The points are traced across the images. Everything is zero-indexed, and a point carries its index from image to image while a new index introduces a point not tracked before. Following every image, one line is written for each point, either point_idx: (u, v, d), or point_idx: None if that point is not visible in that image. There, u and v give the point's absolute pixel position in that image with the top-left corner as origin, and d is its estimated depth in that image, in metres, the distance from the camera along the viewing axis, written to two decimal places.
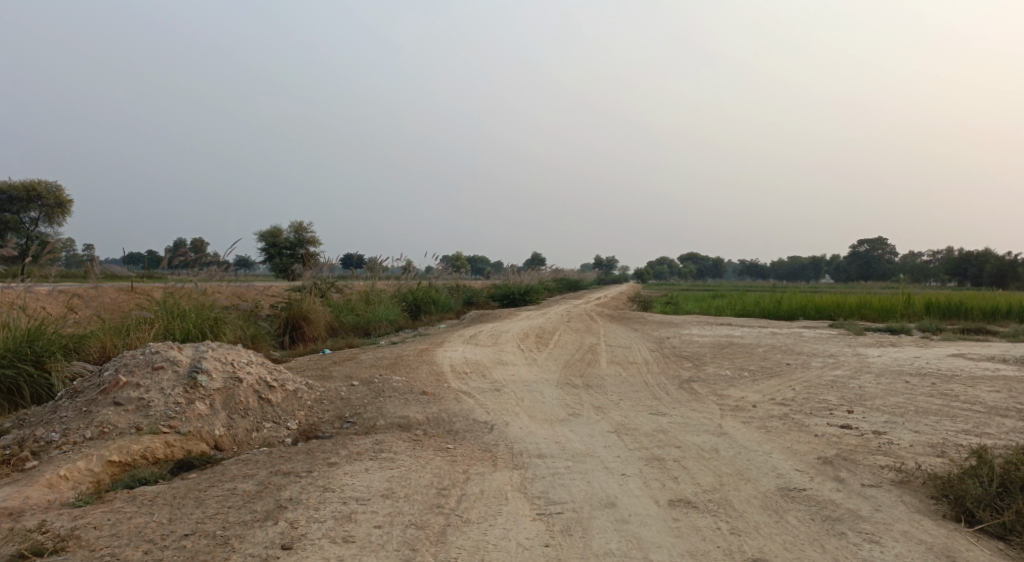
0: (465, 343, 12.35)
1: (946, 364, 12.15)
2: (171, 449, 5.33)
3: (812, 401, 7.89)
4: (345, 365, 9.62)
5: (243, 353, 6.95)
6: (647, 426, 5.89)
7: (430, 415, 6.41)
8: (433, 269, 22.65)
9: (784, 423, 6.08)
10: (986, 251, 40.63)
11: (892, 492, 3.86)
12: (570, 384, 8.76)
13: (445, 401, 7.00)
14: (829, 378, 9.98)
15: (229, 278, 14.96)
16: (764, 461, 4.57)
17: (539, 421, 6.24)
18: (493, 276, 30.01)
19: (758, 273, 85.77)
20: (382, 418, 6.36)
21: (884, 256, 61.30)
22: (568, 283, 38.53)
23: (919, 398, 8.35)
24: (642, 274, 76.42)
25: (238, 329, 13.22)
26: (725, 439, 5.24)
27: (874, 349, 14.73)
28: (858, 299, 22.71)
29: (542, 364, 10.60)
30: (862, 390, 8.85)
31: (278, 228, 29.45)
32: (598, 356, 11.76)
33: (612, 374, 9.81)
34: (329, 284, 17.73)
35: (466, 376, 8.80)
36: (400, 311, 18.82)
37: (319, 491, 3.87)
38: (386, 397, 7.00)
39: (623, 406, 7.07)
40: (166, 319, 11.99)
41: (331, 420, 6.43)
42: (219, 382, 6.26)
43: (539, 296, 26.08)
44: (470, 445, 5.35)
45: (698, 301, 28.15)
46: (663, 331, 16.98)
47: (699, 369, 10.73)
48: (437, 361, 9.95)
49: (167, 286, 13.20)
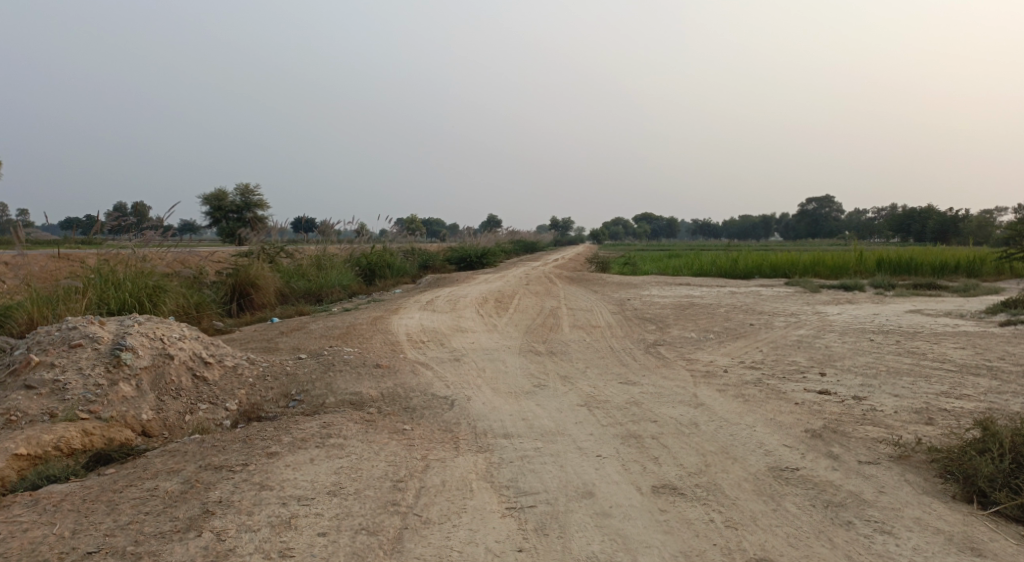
0: (422, 310, 11.79)
1: (905, 321, 12.09)
2: (89, 438, 4.74)
3: (782, 363, 7.61)
4: (293, 337, 9.00)
5: (176, 327, 6.32)
6: (618, 398, 5.49)
7: (385, 391, 5.92)
8: (386, 232, 21.90)
9: (761, 390, 5.75)
10: (929, 207, 41.53)
11: (895, 471, 3.54)
12: (533, 351, 8.32)
13: (400, 374, 6.49)
14: (794, 338, 9.74)
15: (170, 245, 13.98)
16: (749, 436, 4.20)
17: (502, 395, 5.78)
18: (448, 239, 29.34)
19: (710, 232, 86.63)
20: (332, 395, 5.84)
21: (832, 214, 62.41)
22: (524, 244, 37.97)
23: (888, 358, 8.15)
24: (597, 235, 76.56)
25: (180, 298, 12.41)
26: (704, 412, 4.86)
27: (833, 307, 14.69)
28: (812, 256, 22.76)
29: (502, 330, 10.15)
30: (830, 350, 8.63)
31: (223, 191, 28.11)
32: (560, 321, 11.35)
33: (576, 340, 9.42)
34: (278, 249, 16.93)
35: (423, 346, 8.27)
36: (354, 275, 18.11)
37: (253, 490, 3.36)
38: (335, 371, 6.46)
39: (590, 375, 6.67)
40: (100, 288, 11.13)
41: (274, 398, 5.88)
42: (147, 360, 5.67)
43: (496, 259, 25.60)
44: (429, 425, 4.87)
45: (655, 262, 27.99)
46: (623, 292, 16.68)
47: (664, 332, 10.43)
48: (392, 330, 9.41)
49: (101, 253, 12.25)
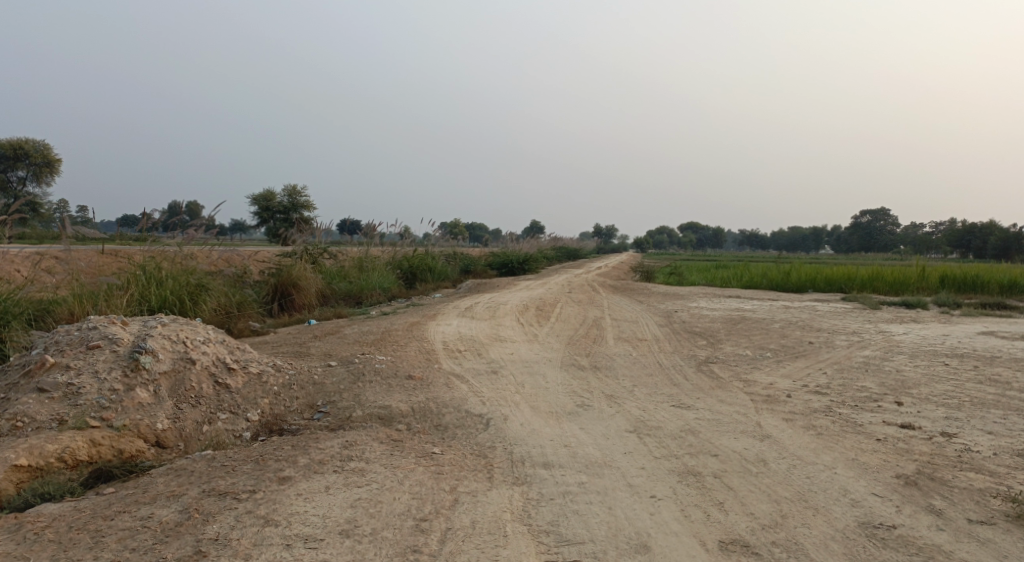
0: (460, 317, 11.35)
1: (978, 344, 11.19)
2: (97, 449, 4.41)
3: (850, 389, 6.93)
4: (326, 341, 8.63)
5: (200, 329, 5.98)
6: (671, 425, 4.93)
7: (416, 406, 5.49)
8: (429, 235, 21.59)
9: (832, 420, 5.15)
10: (991, 223, 39.68)
11: (1017, 535, 2.97)
12: (575, 365, 7.79)
13: (433, 387, 6.04)
14: (859, 360, 9.00)
15: (214, 242, 13.79)
16: (829, 481, 3.63)
17: (542, 415, 5.28)
18: (491, 244, 28.97)
19: (757, 242, 84.67)
20: (360, 408, 5.44)
21: (886, 227, 60.33)
22: (566, 250, 37.40)
23: (967, 386, 7.40)
24: (641, 243, 75.48)
25: (222, 296, 12.22)
26: (772, 446, 4.28)
27: (897, 325, 13.82)
28: (870, 271, 21.68)
29: (543, 340, 9.65)
30: (902, 375, 7.92)
31: (270, 191, 28.20)
32: (604, 332, 10.78)
33: (621, 354, 8.86)
34: (321, 250, 16.76)
35: (459, 356, 7.81)
36: (395, 278, 17.83)
37: (257, 526, 2.98)
38: (365, 382, 6.04)
39: (638, 395, 6.13)
40: (142, 285, 10.97)
41: (299, 410, 5.49)
42: (166, 365, 5.33)
43: (539, 265, 25.10)
44: (461, 448, 4.40)
45: (702, 272, 27.17)
46: (670, 304, 16.03)
47: (716, 349, 9.79)
48: (429, 338, 8.98)
49: (146, 249, 12.10)
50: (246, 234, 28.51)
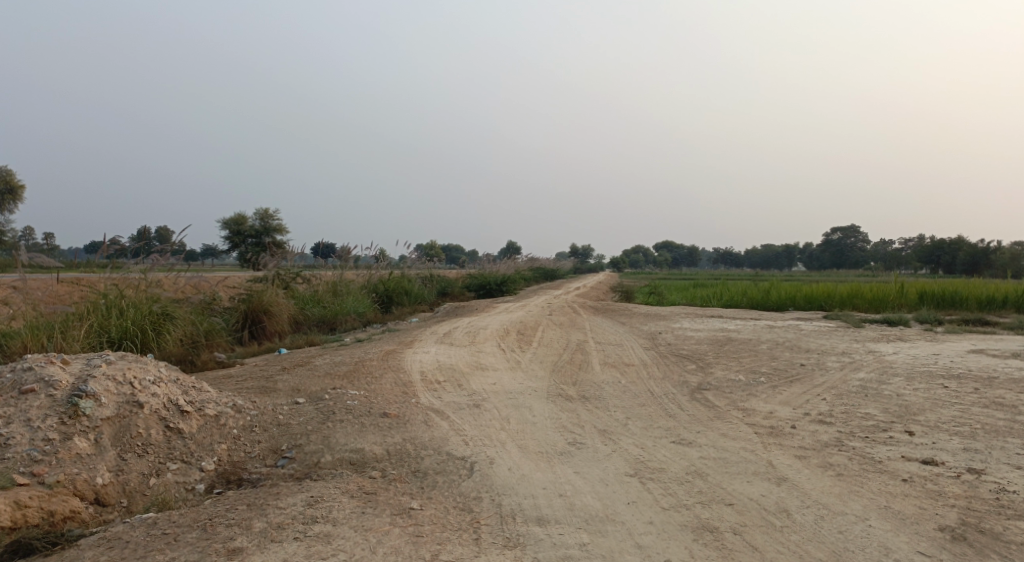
0: (438, 343, 10.81)
1: (971, 363, 10.89)
2: (23, 513, 3.85)
3: (854, 418, 6.51)
4: (294, 374, 8.05)
5: (151, 368, 5.40)
6: (675, 466, 4.46)
7: (392, 449, 4.97)
8: (405, 258, 21.04)
9: (849, 457, 4.71)
10: (959, 239, 40.12)
11: None
12: (562, 396, 7.30)
13: (411, 426, 5.51)
14: (856, 384, 8.62)
15: (180, 267, 13.12)
16: (866, 538, 3.19)
17: (532, 457, 4.78)
18: (468, 265, 28.48)
19: (732, 260, 85.11)
20: (329, 453, 4.91)
21: (858, 244, 60.92)
22: (543, 271, 36.99)
23: (974, 411, 7.03)
24: (617, 263, 75.53)
25: (189, 325, 11.45)
26: (791, 492, 3.83)
27: (884, 344, 13.54)
28: (849, 288, 21.52)
29: (526, 368, 9.16)
30: (904, 400, 7.55)
31: (242, 216, 27.45)
32: (589, 358, 10.31)
33: (609, 381, 8.39)
34: (293, 275, 16.19)
35: (438, 388, 7.27)
36: (370, 302, 17.24)
37: None
38: (336, 421, 5.50)
39: (634, 429, 5.65)
40: (101, 315, 10.29)
41: (260, 456, 4.95)
42: (110, 410, 4.76)
43: (517, 286, 24.63)
44: (443, 501, 3.89)
45: (680, 291, 26.90)
46: (654, 325, 15.62)
47: (706, 373, 9.37)
48: (405, 368, 8.44)
49: (108, 278, 11.42)
50: (217, 259, 27.71)
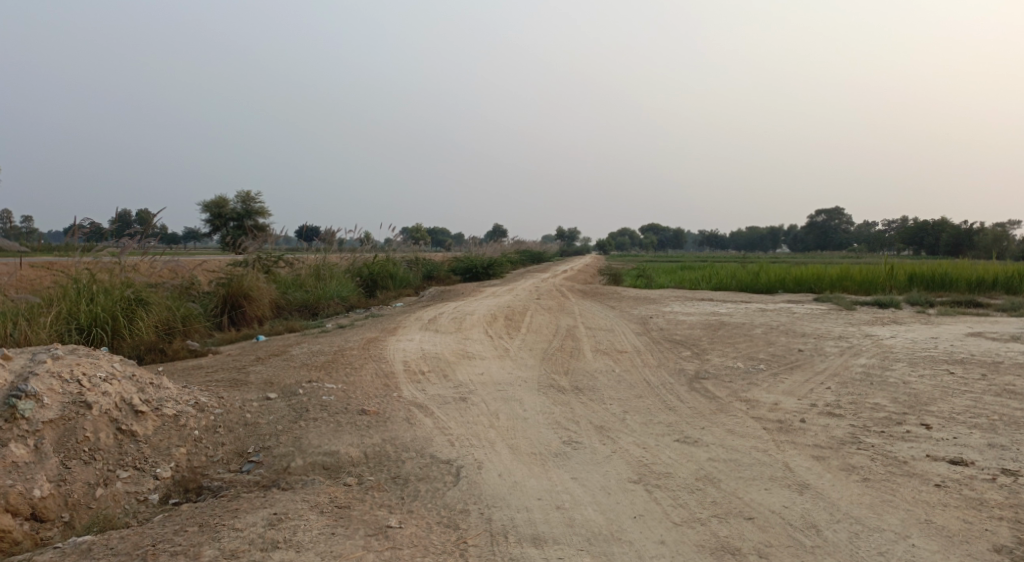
0: (422, 330, 10.30)
1: (972, 347, 10.55)
2: None
3: (865, 409, 6.12)
4: (268, 365, 7.53)
5: (102, 363, 4.89)
6: (683, 470, 4.03)
7: (371, 451, 4.51)
8: (390, 240, 20.49)
9: (871, 458, 4.29)
10: (943, 220, 40.04)
11: None
12: (554, 387, 6.86)
13: (392, 425, 5.04)
14: (859, 371, 8.23)
15: (154, 252, 12.50)
16: None
17: (524, 460, 4.33)
18: (454, 249, 27.94)
19: (717, 242, 84.95)
20: (300, 456, 4.45)
21: (842, 226, 60.89)
22: (530, 254, 36.51)
23: (988, 400, 6.65)
24: (604, 246, 75.16)
25: (165, 311, 10.86)
26: (817, 502, 3.42)
27: (881, 328, 13.21)
28: (839, 270, 21.22)
29: (515, 356, 8.70)
30: (913, 389, 7.17)
31: (223, 198, 26.69)
32: (580, 344, 9.86)
33: (603, 370, 7.96)
34: (275, 259, 15.71)
35: (421, 381, 6.78)
36: (354, 286, 16.70)
37: None
38: (310, 419, 5.02)
39: (633, 426, 5.22)
40: (70, 301, 9.68)
41: (224, 460, 4.49)
42: (53, 411, 4.27)
43: (504, 269, 24.15)
44: (425, 515, 3.45)
45: (669, 274, 26.48)
46: (644, 308, 15.21)
47: (703, 360, 8.97)
48: (388, 357, 7.95)
49: (78, 262, 10.81)
50: (199, 242, 27.00)
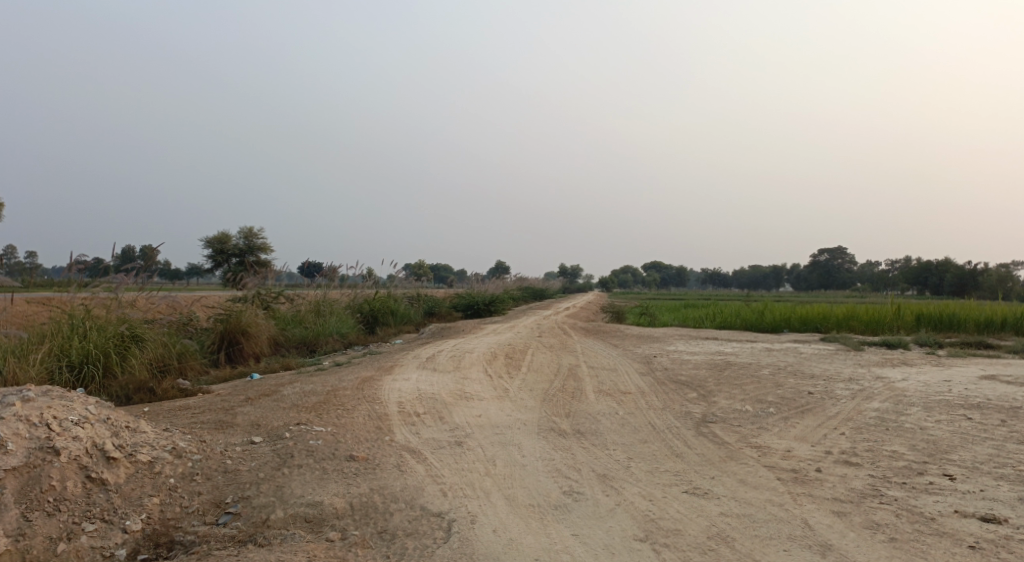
0: (420, 369, 9.99)
1: (987, 391, 10.20)
2: None
3: (883, 457, 5.80)
4: (257, 406, 7.22)
5: (76, 405, 4.63)
6: (693, 527, 3.73)
7: (357, 502, 4.21)
8: (392, 277, 20.26)
9: (897, 513, 3.98)
10: (946, 260, 39.80)
11: None
12: (555, 430, 6.54)
13: (382, 472, 4.73)
14: (872, 416, 7.89)
15: (151, 287, 12.26)
16: None
17: (522, 514, 4.04)
18: (456, 285, 27.67)
19: (720, 280, 84.66)
20: (281, 508, 4.15)
21: (845, 265, 60.66)
22: (532, 291, 36.25)
23: (1011, 448, 6.33)
24: (607, 283, 74.85)
25: (160, 347, 10.57)
26: None
27: (892, 369, 12.86)
28: (845, 309, 20.92)
29: (515, 397, 8.38)
30: (932, 435, 6.84)
31: (225, 234, 26.55)
32: (582, 385, 9.54)
33: (606, 413, 7.64)
34: (275, 294, 15.57)
35: (415, 423, 6.47)
36: (354, 323, 16.43)
37: None
38: (294, 466, 4.72)
39: (639, 474, 4.91)
40: (62, 338, 9.41)
41: (199, 511, 4.19)
42: (17, 458, 4.03)
43: (506, 306, 23.87)
44: None
45: (672, 311, 26.16)
46: (648, 348, 14.89)
47: (710, 403, 8.65)
48: (382, 398, 7.64)
49: (73, 297, 10.57)
50: (201, 278, 26.77)
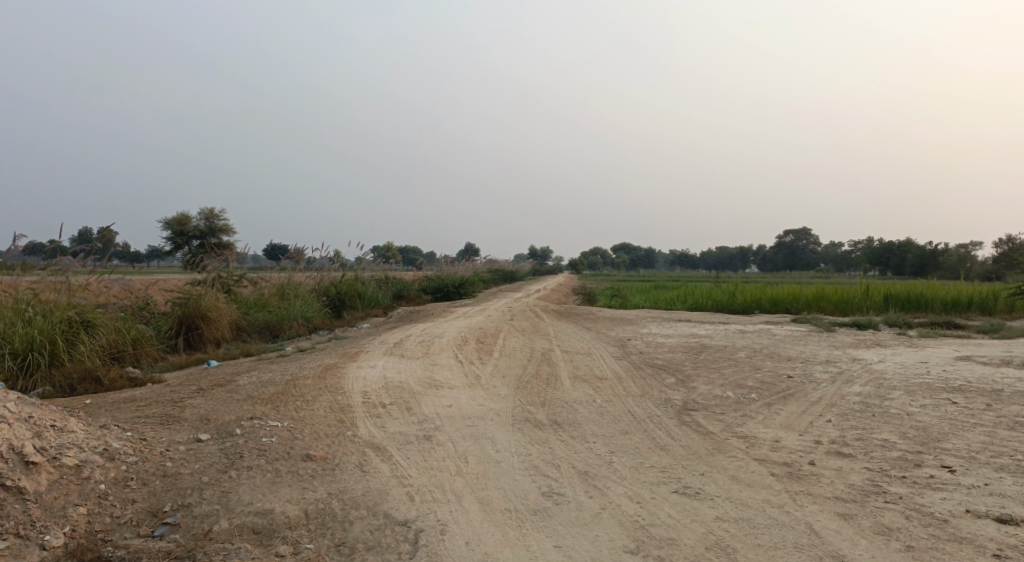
0: (386, 356, 9.48)
1: (965, 373, 10.04)
2: None
3: (876, 447, 5.49)
4: (210, 398, 6.68)
5: None
6: (689, 537, 3.36)
7: (312, 509, 3.77)
8: (360, 259, 19.64)
9: (909, 516, 3.63)
10: (908, 242, 40.27)
11: None
12: (530, 422, 6.13)
13: (342, 474, 4.28)
14: (856, 402, 7.61)
15: (104, 270, 11.54)
16: None
17: (500, 522, 3.63)
18: (425, 267, 27.05)
19: (688, 262, 85.10)
20: (226, 517, 3.69)
21: (810, 247, 61.27)
22: (501, 273, 35.82)
23: (1003, 435, 6.09)
24: (576, 264, 74.70)
25: (113, 333, 9.92)
26: None
27: (868, 351, 12.70)
28: (815, 290, 20.84)
29: (487, 384, 7.96)
30: (921, 422, 6.58)
31: (185, 216, 25.52)
32: (557, 371, 9.15)
33: (582, 401, 7.25)
34: (237, 277, 14.89)
35: (381, 415, 6.01)
36: (320, 306, 15.80)
37: None
38: (242, 468, 4.24)
39: (623, 471, 4.53)
40: (4, 325, 8.71)
41: (133, 521, 3.71)
42: None
43: (476, 288, 23.39)
44: None
45: (643, 293, 25.92)
46: (621, 330, 14.55)
47: (690, 388, 8.32)
48: (346, 388, 7.14)
49: (18, 281, 9.84)
50: (162, 261, 25.76)
